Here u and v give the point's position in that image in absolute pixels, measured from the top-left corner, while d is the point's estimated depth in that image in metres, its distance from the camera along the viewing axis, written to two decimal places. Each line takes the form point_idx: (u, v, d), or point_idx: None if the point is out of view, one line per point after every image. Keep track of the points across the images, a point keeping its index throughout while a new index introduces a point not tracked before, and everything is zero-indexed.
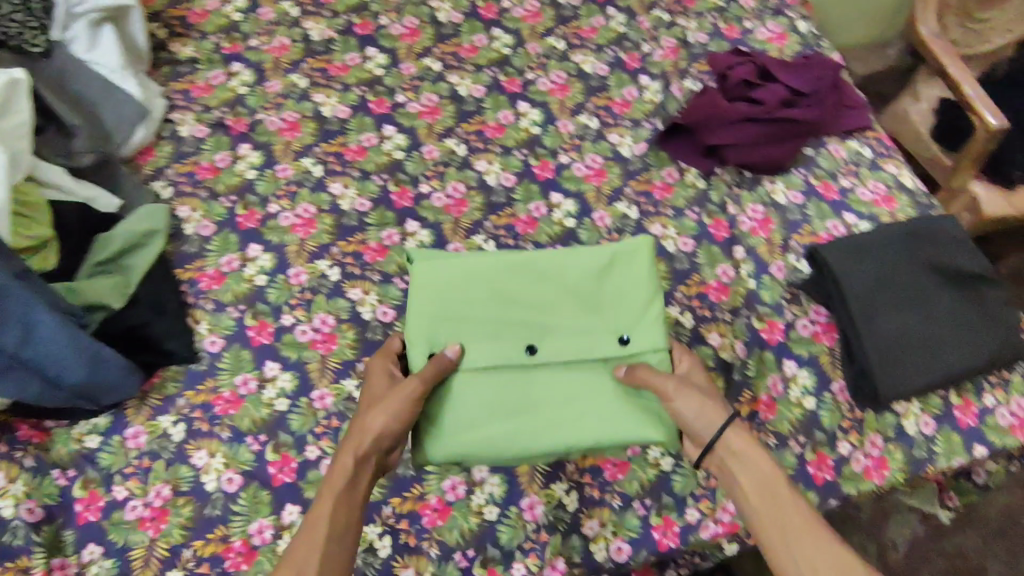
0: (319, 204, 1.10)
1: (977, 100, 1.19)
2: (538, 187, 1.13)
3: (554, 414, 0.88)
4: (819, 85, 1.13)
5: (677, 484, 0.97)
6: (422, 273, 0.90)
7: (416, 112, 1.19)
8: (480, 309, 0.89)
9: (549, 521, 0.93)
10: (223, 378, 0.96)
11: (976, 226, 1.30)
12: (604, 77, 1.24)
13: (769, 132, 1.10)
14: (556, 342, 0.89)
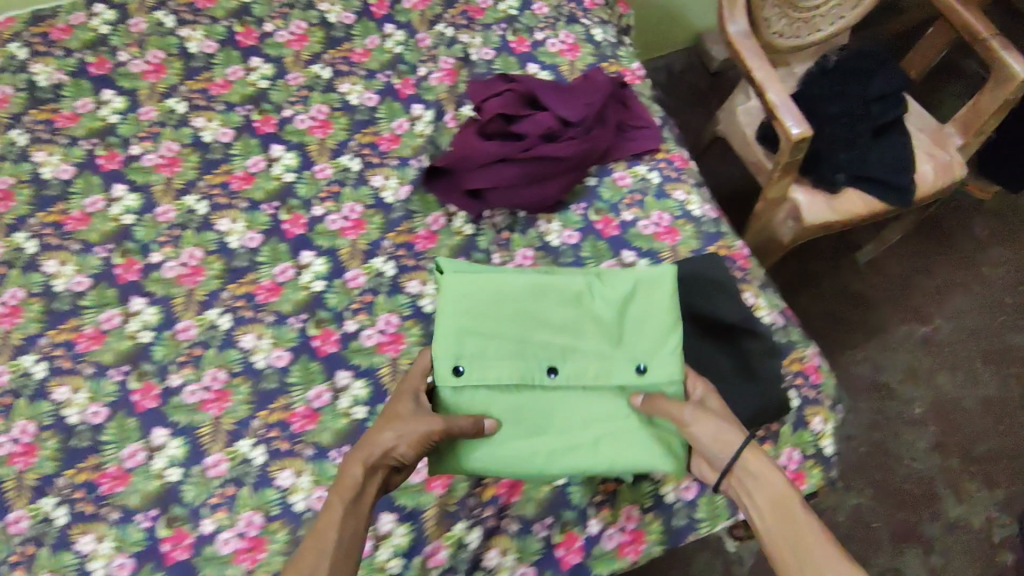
0: (205, 246, 1.03)
1: (778, 104, 1.21)
2: (436, 197, 1.08)
3: (573, 438, 0.80)
4: (587, 115, 1.06)
5: (575, 495, 0.89)
6: (452, 283, 0.82)
7: (306, 128, 1.12)
8: (558, 324, 0.82)
9: (454, 564, 0.85)
10: (109, 452, 0.90)
11: (800, 234, 1.35)
12: (491, 63, 1.21)
13: (534, 174, 1.03)
14: (619, 362, 0.81)
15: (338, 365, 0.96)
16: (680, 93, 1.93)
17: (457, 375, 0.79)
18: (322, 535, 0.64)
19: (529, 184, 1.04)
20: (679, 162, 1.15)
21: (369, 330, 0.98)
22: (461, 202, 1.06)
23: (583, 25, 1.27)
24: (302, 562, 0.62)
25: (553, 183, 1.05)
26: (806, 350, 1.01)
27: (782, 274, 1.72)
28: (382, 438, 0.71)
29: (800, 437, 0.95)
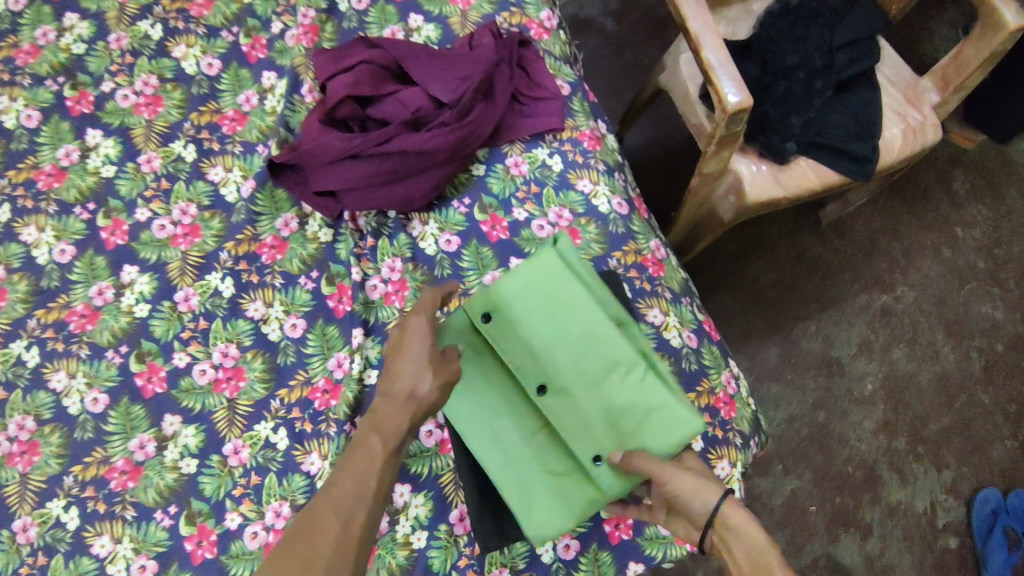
0: (8, 261, 0.86)
1: (716, 64, 0.89)
2: (287, 194, 0.91)
3: (511, 452, 0.75)
4: (462, 92, 0.87)
5: (434, 561, 0.79)
6: (547, 259, 0.75)
7: (130, 106, 0.93)
8: (584, 366, 0.72)
9: None
10: None
11: (740, 212, 1.11)
12: (362, 15, 0.98)
13: (395, 170, 0.86)
14: (587, 438, 0.71)
15: (166, 408, 0.82)
16: (636, 23, 1.49)
17: (484, 320, 0.74)
18: (363, 479, 0.53)
19: (392, 182, 0.87)
20: (590, 141, 0.96)
21: (202, 364, 0.84)
22: (314, 204, 0.89)
23: None
24: (338, 501, 0.51)
25: (423, 179, 0.87)
26: (719, 376, 0.88)
27: (732, 239, 1.50)
28: (419, 384, 0.60)
29: None
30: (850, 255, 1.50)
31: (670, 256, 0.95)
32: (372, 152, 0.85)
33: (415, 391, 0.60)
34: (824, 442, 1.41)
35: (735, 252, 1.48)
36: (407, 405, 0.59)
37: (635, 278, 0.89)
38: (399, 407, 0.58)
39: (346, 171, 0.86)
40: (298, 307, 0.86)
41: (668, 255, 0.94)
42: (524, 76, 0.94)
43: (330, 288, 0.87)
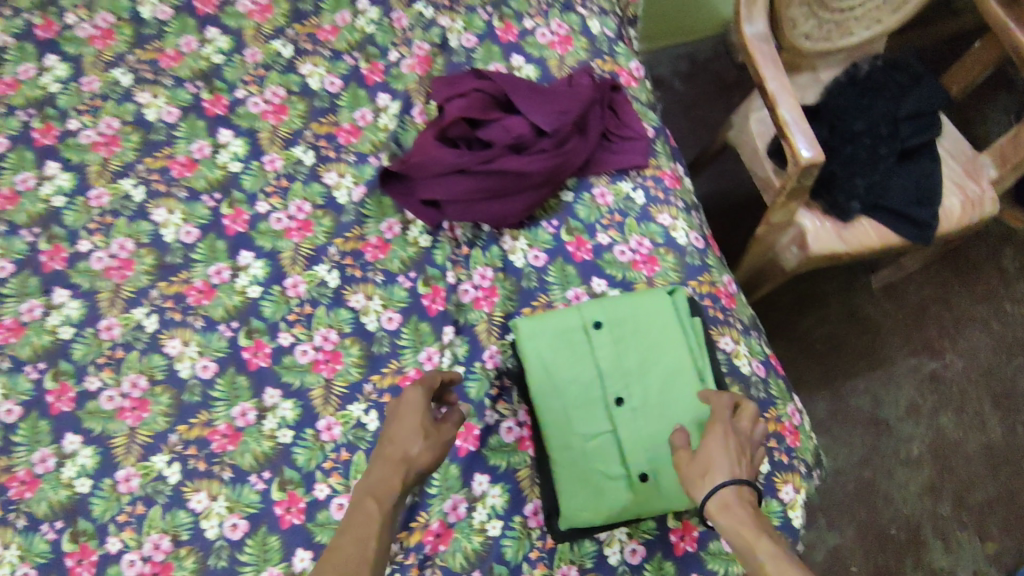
0: (138, 237, 0.96)
1: (790, 122, 1.00)
2: (392, 202, 1.00)
3: (579, 446, 0.79)
4: (561, 125, 0.95)
5: (507, 550, 0.82)
6: (663, 299, 0.84)
7: (259, 112, 1.05)
8: (662, 393, 0.80)
9: None
10: (19, 456, 0.85)
11: (802, 263, 1.16)
12: (471, 50, 1.11)
13: (494, 190, 0.95)
14: (644, 454, 0.78)
15: (267, 381, 0.89)
16: (702, 86, 1.67)
17: (593, 325, 0.82)
18: (361, 531, 0.64)
19: (490, 199, 0.96)
20: (670, 179, 1.04)
21: (304, 345, 0.91)
22: (417, 211, 0.98)
23: (580, 12, 1.14)
24: (346, 549, 0.63)
25: (518, 200, 0.96)
26: (785, 407, 0.92)
27: (786, 292, 1.55)
28: (411, 447, 0.71)
29: (765, 507, 0.86)
30: (901, 319, 1.54)
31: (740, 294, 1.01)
32: (475, 171, 0.94)
33: (406, 453, 0.70)
34: (869, 498, 1.41)
35: (788, 302, 1.54)
36: (400, 467, 0.69)
37: (709, 306, 0.95)
38: (393, 470, 0.69)
39: (450, 185, 0.95)
40: (396, 302, 0.94)
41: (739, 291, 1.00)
42: (611, 119, 1.04)
43: (426, 288, 0.95)
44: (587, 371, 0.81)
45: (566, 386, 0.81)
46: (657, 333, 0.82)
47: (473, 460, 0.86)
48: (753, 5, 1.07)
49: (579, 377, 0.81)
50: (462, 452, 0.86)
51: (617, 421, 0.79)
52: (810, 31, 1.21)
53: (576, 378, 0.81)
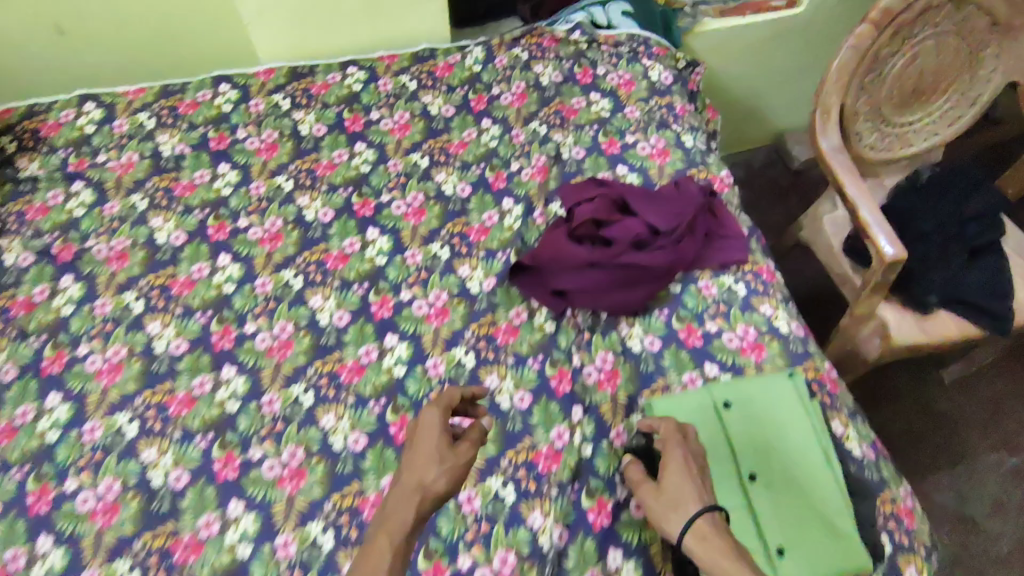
0: (286, 217, 1.17)
1: (856, 195, 1.26)
2: (492, 197, 1.20)
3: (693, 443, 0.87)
4: (677, 225, 1.06)
5: (600, 467, 0.94)
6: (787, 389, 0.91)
7: (388, 129, 1.28)
8: (772, 438, 0.88)
9: (490, 512, 0.90)
10: (182, 380, 1.00)
11: None
12: (557, 87, 1.36)
13: (616, 283, 1.04)
14: (750, 455, 0.86)
15: (388, 329, 1.06)
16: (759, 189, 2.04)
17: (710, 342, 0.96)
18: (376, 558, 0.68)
19: (611, 292, 1.04)
20: (718, 184, 1.24)
21: (420, 301, 1.09)
22: (545, 299, 1.07)
23: (642, 64, 1.39)
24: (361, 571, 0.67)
25: (636, 289, 1.04)
26: (823, 361, 1.06)
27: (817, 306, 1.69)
28: (426, 475, 0.74)
29: None
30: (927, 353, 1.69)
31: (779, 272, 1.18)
32: (600, 280, 1.04)
33: (422, 481, 0.73)
34: None
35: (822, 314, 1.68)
36: (415, 496, 0.72)
37: (750, 279, 1.13)
38: (408, 501, 0.72)
39: (580, 280, 1.04)
40: (495, 271, 1.11)
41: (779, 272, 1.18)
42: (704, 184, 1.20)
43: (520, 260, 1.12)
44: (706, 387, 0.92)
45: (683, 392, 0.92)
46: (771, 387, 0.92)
47: (569, 396, 0.99)
48: (828, 122, 1.29)
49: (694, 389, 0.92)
50: (559, 392, 1.00)
51: (724, 418, 0.88)
52: (874, 142, 1.43)
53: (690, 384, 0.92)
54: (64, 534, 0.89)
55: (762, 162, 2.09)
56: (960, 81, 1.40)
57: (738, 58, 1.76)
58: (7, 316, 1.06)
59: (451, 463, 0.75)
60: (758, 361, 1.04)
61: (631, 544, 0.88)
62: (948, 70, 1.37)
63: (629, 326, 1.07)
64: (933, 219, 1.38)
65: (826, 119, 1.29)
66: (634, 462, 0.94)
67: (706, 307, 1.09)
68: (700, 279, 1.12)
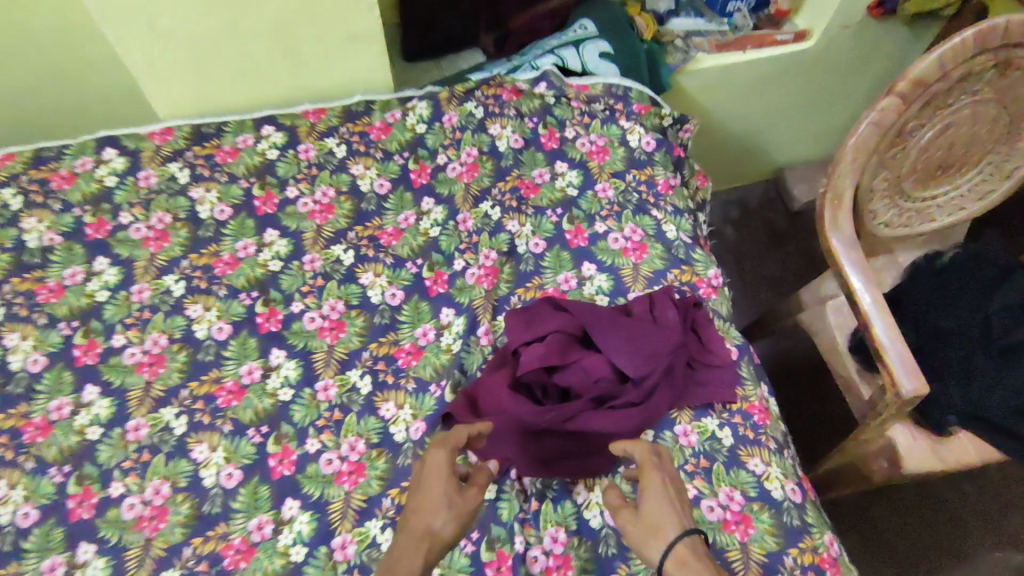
0: (172, 332, 0.95)
1: (868, 302, 1.04)
2: (428, 305, 0.99)
3: None
4: (645, 372, 0.85)
5: None
6: None
7: (307, 212, 1.05)
8: None
9: None
10: (25, 565, 0.80)
11: None
12: (517, 153, 1.13)
13: (574, 450, 0.84)
14: None
15: (288, 491, 0.86)
16: (754, 235, 1.80)
17: None
18: None
19: (568, 462, 0.84)
20: (706, 288, 1.03)
21: (330, 454, 0.88)
22: None
23: (620, 126, 1.16)
24: None
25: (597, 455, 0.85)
26: (822, 536, 0.87)
27: (814, 386, 1.48)
28: (434, 520, 0.66)
29: None
30: None
31: (771, 403, 0.98)
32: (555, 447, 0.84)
33: (430, 527, 0.66)
34: None
35: (817, 397, 1.46)
36: (424, 542, 0.65)
37: (738, 424, 0.93)
38: (415, 548, 0.65)
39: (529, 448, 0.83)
40: (425, 412, 0.91)
41: (770, 406, 0.98)
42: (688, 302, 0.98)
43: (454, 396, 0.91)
44: None
45: None
46: None
47: None
48: (839, 210, 1.05)
49: None
50: None
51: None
52: (890, 220, 1.20)
53: None
54: None
55: (759, 202, 1.85)
56: (993, 153, 1.17)
57: (736, 98, 1.51)
58: None
59: (460, 507, 0.68)
60: (746, 541, 0.84)
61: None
62: (985, 138, 1.13)
63: (587, 488, 0.86)
64: (953, 317, 1.16)
65: (835, 208, 1.06)
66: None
67: (682, 461, 0.89)
68: (678, 424, 0.92)
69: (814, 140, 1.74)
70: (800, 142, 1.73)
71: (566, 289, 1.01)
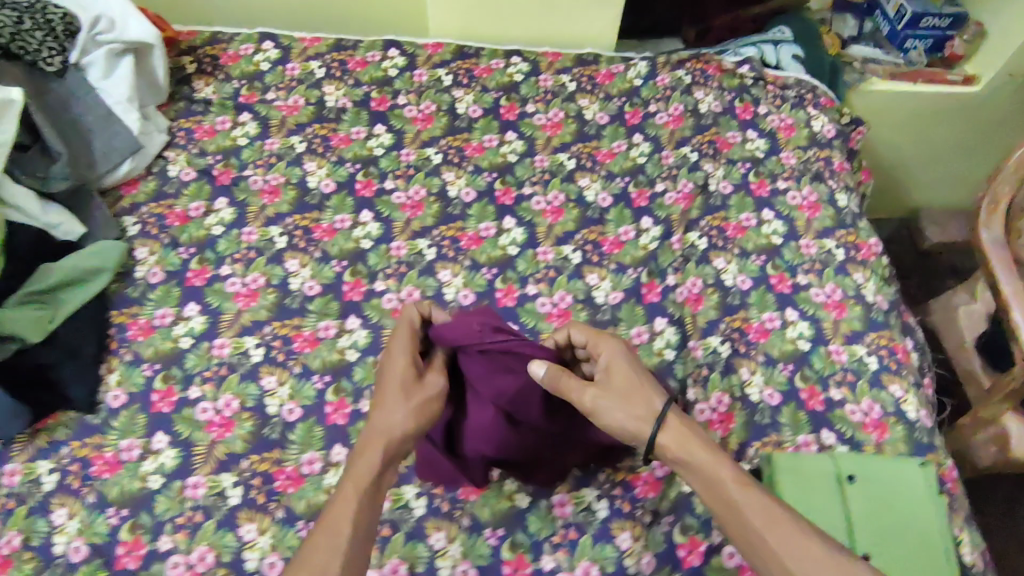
0: (430, 188, 1.19)
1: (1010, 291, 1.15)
2: (631, 213, 1.19)
3: (824, 522, 0.84)
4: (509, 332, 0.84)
5: (698, 505, 0.93)
6: (915, 478, 0.87)
7: (540, 124, 1.28)
8: (895, 533, 0.84)
9: (579, 521, 0.92)
10: (309, 320, 1.05)
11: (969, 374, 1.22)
12: (715, 116, 1.33)
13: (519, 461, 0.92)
14: (872, 539, 0.83)
15: (509, 317, 1.08)
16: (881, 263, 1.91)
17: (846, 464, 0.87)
18: (348, 503, 0.73)
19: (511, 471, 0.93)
20: (867, 250, 1.19)
21: (544, 299, 1.09)
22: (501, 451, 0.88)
23: (807, 112, 1.35)
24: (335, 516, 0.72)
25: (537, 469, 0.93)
26: (946, 457, 1.02)
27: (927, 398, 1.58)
28: (393, 421, 0.78)
29: None
30: None
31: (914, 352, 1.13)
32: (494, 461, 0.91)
33: (391, 428, 0.78)
34: None
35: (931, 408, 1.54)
36: (383, 440, 0.78)
37: (885, 356, 1.09)
38: (374, 443, 0.77)
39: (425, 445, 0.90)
40: (622, 286, 1.11)
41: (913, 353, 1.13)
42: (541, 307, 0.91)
43: (647, 280, 1.11)
44: (825, 472, 0.87)
45: (809, 479, 0.86)
46: (901, 478, 0.87)
47: None
48: (993, 214, 1.22)
49: (814, 469, 0.87)
50: None
51: (847, 495, 0.85)
52: None
53: (808, 464, 0.87)
54: (179, 437, 0.95)
55: (888, 234, 1.95)
56: None
57: (892, 126, 1.71)
58: (163, 223, 1.11)
59: (415, 400, 0.80)
60: (879, 441, 1.01)
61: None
62: None
63: (751, 373, 1.05)
64: None
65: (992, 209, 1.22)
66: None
67: (833, 372, 1.07)
68: (832, 344, 1.09)
69: (960, 188, 1.87)
70: (947, 186, 1.87)
71: (747, 224, 1.19)
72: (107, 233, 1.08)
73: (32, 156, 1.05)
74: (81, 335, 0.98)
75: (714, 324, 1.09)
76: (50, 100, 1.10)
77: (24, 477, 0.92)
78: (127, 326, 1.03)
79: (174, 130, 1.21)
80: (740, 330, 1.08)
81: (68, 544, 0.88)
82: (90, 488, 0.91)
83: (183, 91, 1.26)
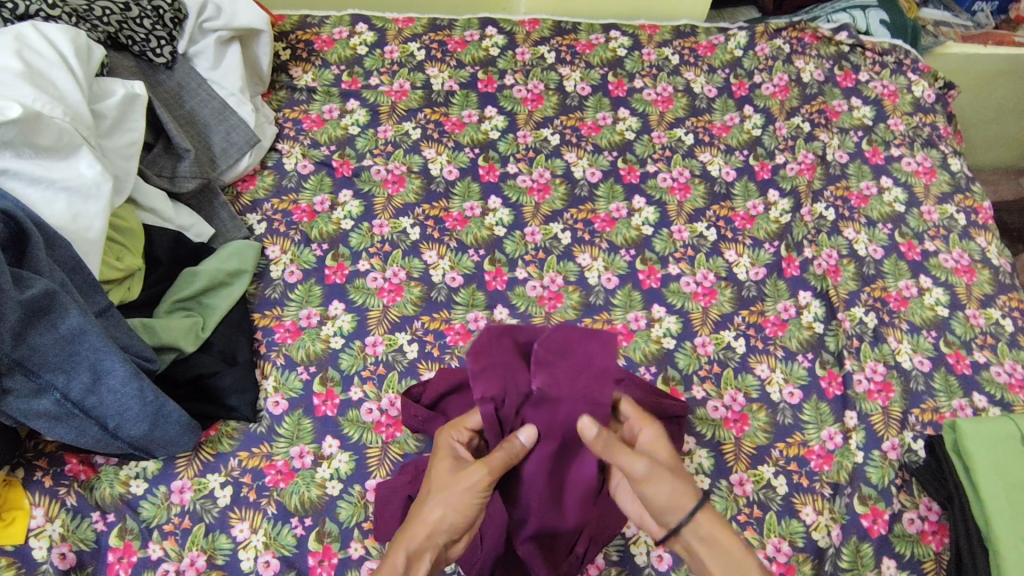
0: (554, 170, 1.17)
1: None
2: (757, 186, 1.18)
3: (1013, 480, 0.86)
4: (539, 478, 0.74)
5: (873, 475, 0.95)
6: None
7: (651, 100, 1.26)
8: None
9: (761, 499, 0.92)
10: (458, 312, 1.03)
11: None
12: (819, 85, 1.31)
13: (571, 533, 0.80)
14: None
15: (655, 299, 1.06)
16: None
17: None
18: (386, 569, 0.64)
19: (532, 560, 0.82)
20: (984, 214, 1.20)
21: (688, 277, 1.09)
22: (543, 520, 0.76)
23: (908, 77, 1.34)
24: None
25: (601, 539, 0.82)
26: None
27: None
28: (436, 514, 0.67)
29: None
30: None
31: None
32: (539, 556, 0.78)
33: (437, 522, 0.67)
34: None
35: None
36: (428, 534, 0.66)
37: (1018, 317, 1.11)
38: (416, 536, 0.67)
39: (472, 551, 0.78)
40: (762, 261, 1.11)
41: None
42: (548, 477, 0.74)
43: (785, 254, 1.12)
44: (1007, 431, 0.89)
45: (994, 439, 0.88)
46: None
47: (840, 400, 1.00)
48: None
49: (997, 427, 0.89)
50: (829, 393, 1.01)
51: None
52: None
53: (988, 424, 0.90)
54: (349, 440, 0.93)
55: None
56: None
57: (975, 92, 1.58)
58: (290, 220, 1.08)
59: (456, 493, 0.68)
60: None
61: (903, 557, 0.90)
62: None
63: (898, 341, 1.06)
64: None
65: None
66: (908, 476, 0.95)
67: (974, 336, 1.08)
68: (969, 309, 1.10)
69: None
70: None
71: (867, 193, 1.20)
72: (235, 231, 1.05)
73: (157, 154, 1.02)
74: (233, 341, 0.95)
75: (855, 295, 1.09)
76: (160, 94, 1.06)
77: (195, 493, 0.88)
78: (273, 329, 1.00)
79: (281, 121, 1.17)
80: (881, 299, 1.09)
81: (257, 560, 0.84)
82: (269, 500, 0.88)
83: (282, 80, 1.22)
